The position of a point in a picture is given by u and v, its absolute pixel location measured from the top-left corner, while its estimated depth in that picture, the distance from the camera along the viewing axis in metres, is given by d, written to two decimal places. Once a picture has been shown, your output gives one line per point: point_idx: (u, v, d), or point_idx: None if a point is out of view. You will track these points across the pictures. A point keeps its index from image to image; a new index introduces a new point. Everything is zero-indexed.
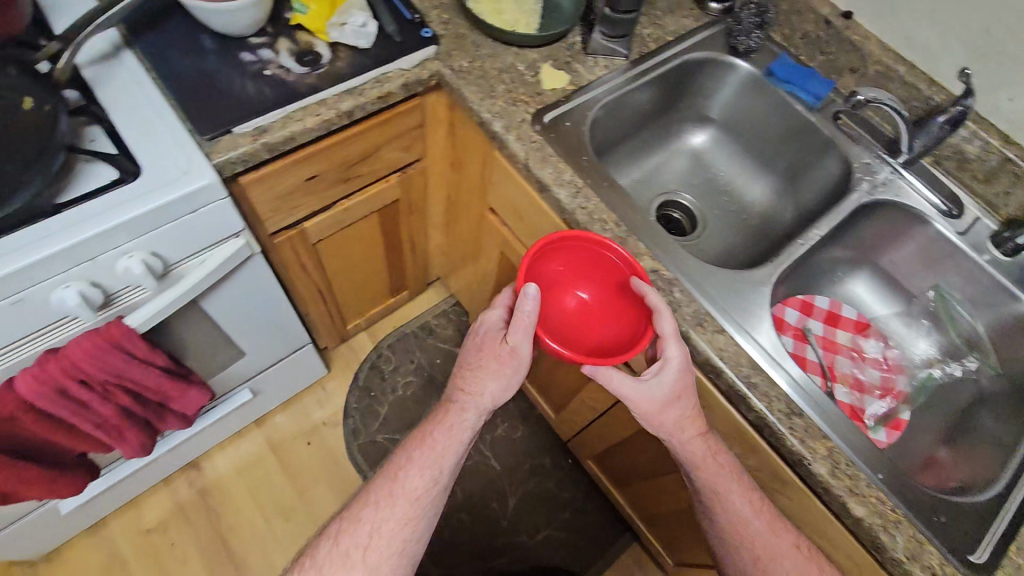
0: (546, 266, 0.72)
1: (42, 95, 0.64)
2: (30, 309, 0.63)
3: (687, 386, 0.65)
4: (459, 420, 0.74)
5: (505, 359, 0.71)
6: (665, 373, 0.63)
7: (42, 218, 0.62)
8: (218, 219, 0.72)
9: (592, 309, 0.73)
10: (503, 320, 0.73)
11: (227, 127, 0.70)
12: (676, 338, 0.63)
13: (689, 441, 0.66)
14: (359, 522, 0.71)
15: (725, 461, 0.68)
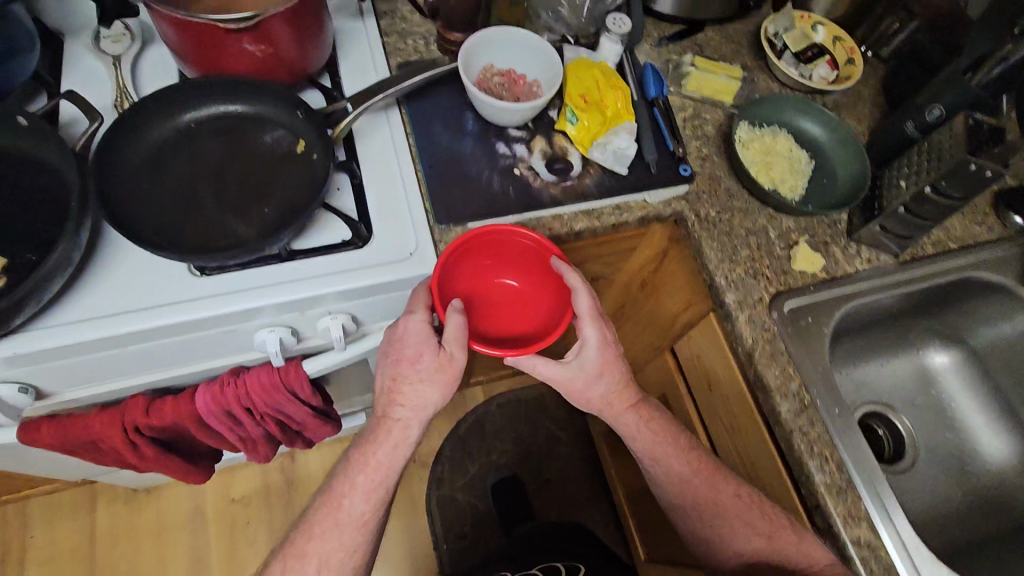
0: (465, 265, 0.68)
1: (316, 143, 0.66)
2: (235, 338, 0.65)
3: (608, 353, 0.66)
4: (402, 437, 0.68)
5: (445, 370, 0.64)
6: (588, 353, 0.65)
7: (277, 262, 0.63)
8: None
9: (526, 295, 0.70)
10: (428, 327, 0.63)
11: (461, 219, 0.68)
12: (592, 305, 0.64)
13: (622, 413, 0.70)
14: (303, 556, 0.68)
15: (655, 423, 0.71)
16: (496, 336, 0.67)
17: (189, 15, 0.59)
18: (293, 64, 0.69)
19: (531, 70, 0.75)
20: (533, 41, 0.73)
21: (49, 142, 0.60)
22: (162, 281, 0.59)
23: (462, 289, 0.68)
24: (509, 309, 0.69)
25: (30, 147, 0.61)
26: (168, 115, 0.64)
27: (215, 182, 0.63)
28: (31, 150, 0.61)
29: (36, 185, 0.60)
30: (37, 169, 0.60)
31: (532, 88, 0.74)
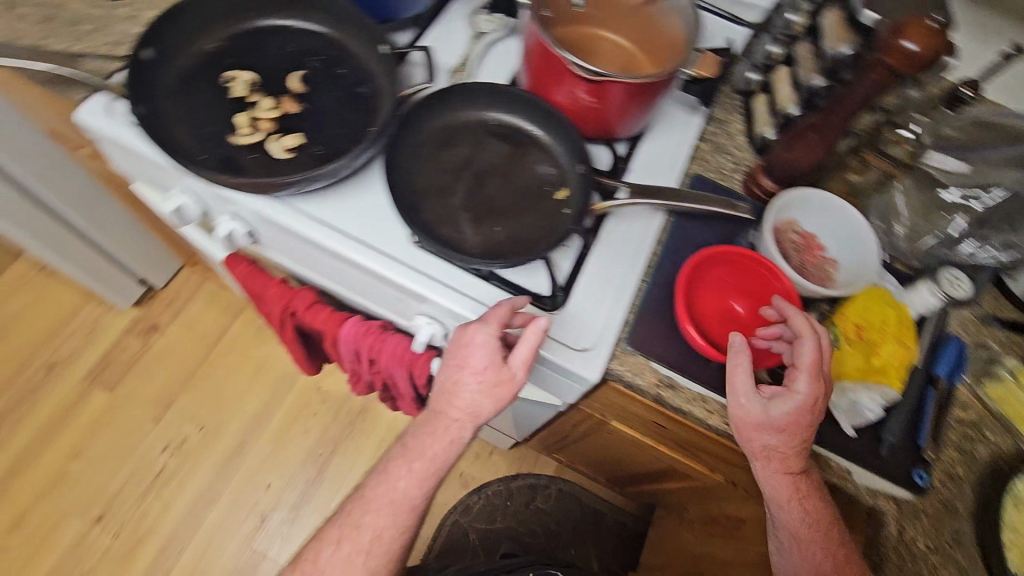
0: (700, 274, 0.63)
1: (575, 202, 0.66)
2: (401, 305, 0.69)
3: (808, 413, 0.55)
4: (452, 431, 0.61)
5: (503, 386, 0.59)
6: (787, 403, 0.55)
7: (474, 275, 0.65)
8: (565, 387, 0.67)
9: (741, 325, 0.63)
10: (497, 340, 0.58)
11: (653, 357, 0.63)
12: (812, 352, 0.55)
13: (775, 477, 0.56)
14: (359, 527, 0.61)
15: (809, 519, 0.57)
16: (711, 347, 0.60)
17: (552, 43, 0.63)
18: (605, 119, 0.69)
19: (833, 248, 0.67)
20: (860, 230, 0.64)
21: (392, 78, 0.68)
22: (386, 232, 0.66)
23: (693, 290, 0.63)
24: (727, 329, 0.62)
25: (377, 74, 0.70)
26: (479, 105, 0.70)
27: (475, 182, 0.67)
28: (377, 76, 0.70)
29: (357, 103, 0.68)
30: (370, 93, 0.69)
31: (825, 266, 0.66)
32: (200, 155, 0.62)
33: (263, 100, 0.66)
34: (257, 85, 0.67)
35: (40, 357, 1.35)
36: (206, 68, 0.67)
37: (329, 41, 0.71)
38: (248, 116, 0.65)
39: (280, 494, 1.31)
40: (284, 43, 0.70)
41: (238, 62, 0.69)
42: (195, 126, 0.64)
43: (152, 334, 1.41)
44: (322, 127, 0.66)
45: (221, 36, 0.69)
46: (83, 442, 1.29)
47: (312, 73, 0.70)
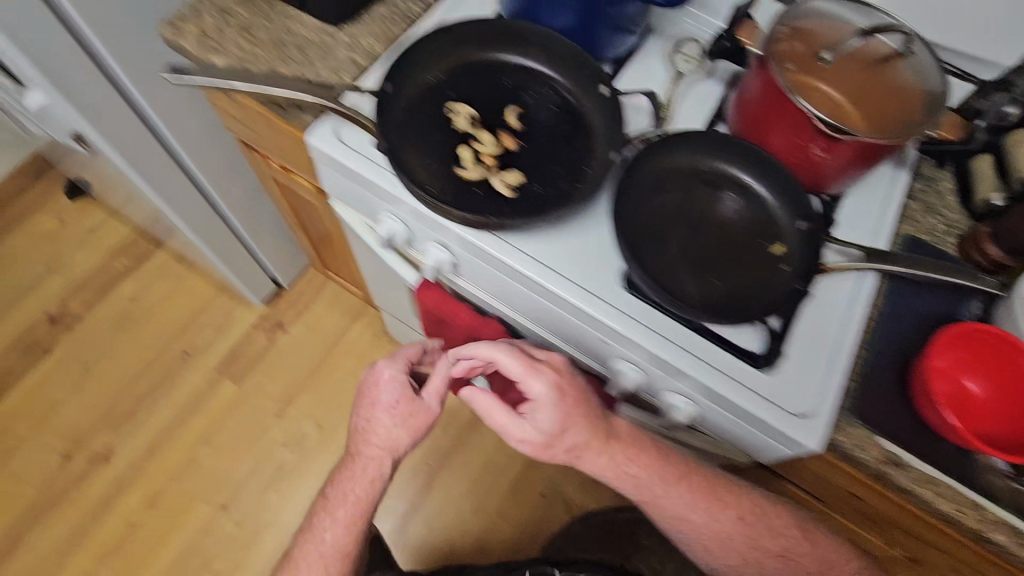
0: (944, 347, 0.60)
1: (796, 261, 0.64)
2: (600, 348, 0.69)
3: (553, 421, 0.65)
4: (366, 470, 0.76)
5: (415, 416, 0.74)
6: (544, 399, 0.64)
7: (687, 325, 0.65)
8: (769, 449, 0.66)
9: (972, 403, 0.60)
10: (402, 380, 0.74)
11: (878, 431, 0.61)
12: (524, 363, 0.65)
13: (597, 459, 0.70)
14: (322, 542, 0.77)
15: (657, 482, 0.72)
16: (950, 433, 0.58)
17: (789, 90, 0.62)
18: (816, 176, 0.67)
19: None
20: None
21: (610, 122, 0.68)
22: (598, 277, 0.67)
23: (935, 364, 0.59)
24: (964, 411, 0.59)
25: (591, 113, 0.69)
26: (691, 153, 0.67)
27: (691, 234, 0.65)
28: (590, 116, 0.69)
29: (571, 142, 0.68)
30: (584, 132, 0.69)
31: None
32: (432, 185, 0.64)
33: (484, 134, 0.67)
34: (478, 120, 0.68)
35: (177, 344, 1.43)
36: (430, 100, 0.69)
37: (544, 78, 0.71)
38: (471, 154, 0.66)
39: (391, 501, 1.35)
40: (500, 76, 0.71)
41: (458, 94, 0.70)
42: (425, 158, 0.65)
43: (277, 330, 1.47)
44: (543, 166, 0.67)
45: (443, 68, 0.70)
46: (213, 430, 1.36)
47: (528, 109, 0.70)
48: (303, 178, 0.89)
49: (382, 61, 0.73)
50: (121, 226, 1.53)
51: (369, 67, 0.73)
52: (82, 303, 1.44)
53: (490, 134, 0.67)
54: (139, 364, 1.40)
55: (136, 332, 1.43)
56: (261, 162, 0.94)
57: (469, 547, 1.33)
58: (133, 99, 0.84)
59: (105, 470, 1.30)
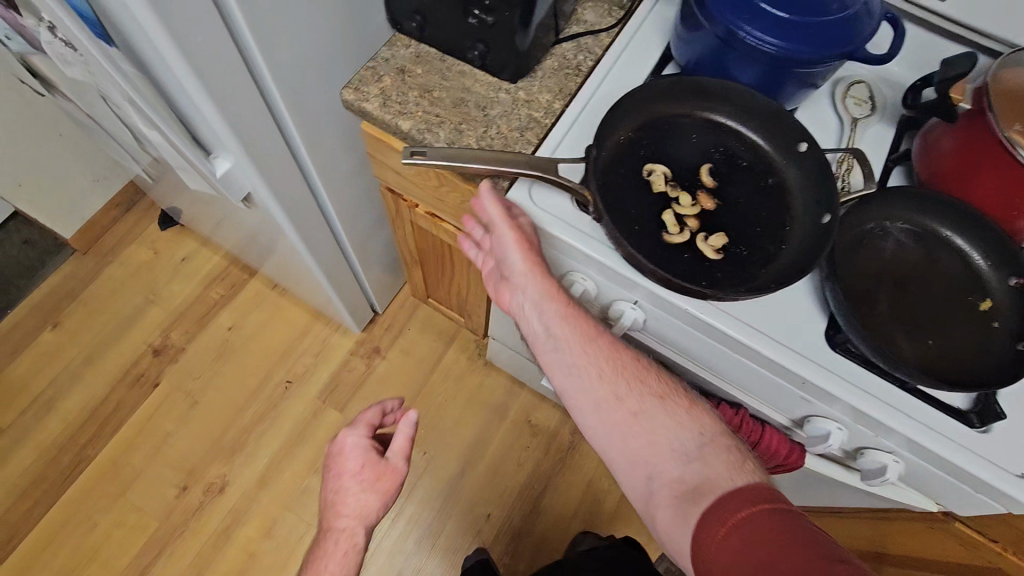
0: None
1: (1009, 318, 0.65)
2: (798, 404, 0.69)
3: (547, 289, 0.67)
4: (339, 539, 0.73)
5: (385, 476, 0.75)
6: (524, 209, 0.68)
7: (896, 385, 0.64)
8: (979, 505, 0.65)
9: None
10: (360, 441, 0.77)
11: None
12: (516, 233, 0.67)
13: (601, 361, 0.67)
14: None
15: (606, 369, 0.66)
16: None
17: (1011, 142, 0.61)
18: (1013, 231, 0.67)
19: None
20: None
21: (810, 181, 0.68)
22: (805, 336, 0.66)
23: None
24: None
25: (789, 171, 0.69)
26: (888, 208, 0.68)
27: (898, 290, 0.66)
28: (787, 174, 0.69)
29: (766, 198, 0.69)
30: (783, 191, 0.69)
31: None
32: (642, 253, 0.64)
33: (683, 195, 0.67)
34: (674, 180, 0.68)
35: (279, 373, 1.44)
36: (625, 159, 0.68)
37: (736, 135, 0.71)
38: (672, 216, 0.66)
39: (497, 525, 1.36)
40: (689, 132, 0.71)
41: (651, 152, 0.70)
42: (632, 222, 0.66)
43: (375, 357, 1.48)
44: (745, 226, 0.67)
45: (634, 125, 0.70)
46: (320, 458, 1.38)
47: (720, 166, 0.70)
48: (454, 225, 0.90)
49: (563, 116, 0.74)
50: (214, 255, 1.54)
51: (551, 124, 0.74)
52: (184, 333, 1.46)
53: (687, 194, 0.67)
54: (243, 393, 1.42)
55: (237, 361, 1.45)
56: (407, 209, 0.94)
57: None
58: (296, 146, 0.82)
59: (219, 501, 1.33)
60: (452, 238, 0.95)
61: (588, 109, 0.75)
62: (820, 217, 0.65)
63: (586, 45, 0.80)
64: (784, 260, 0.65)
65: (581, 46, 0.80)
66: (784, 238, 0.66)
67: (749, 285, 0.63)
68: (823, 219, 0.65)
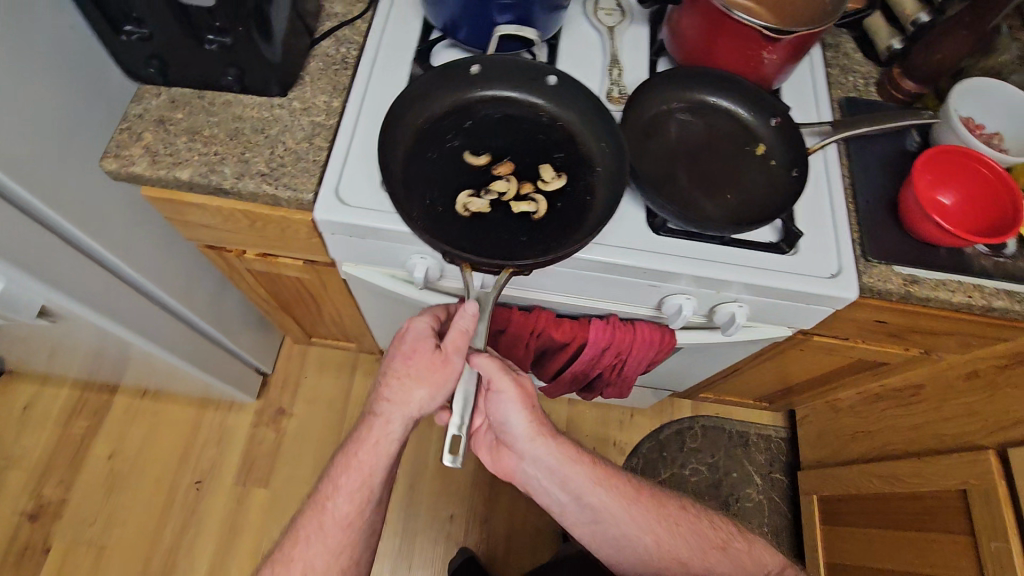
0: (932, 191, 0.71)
1: (779, 152, 0.74)
2: (649, 292, 0.75)
3: (568, 452, 0.77)
4: (382, 430, 0.71)
5: (437, 368, 0.69)
6: (528, 381, 0.73)
7: (715, 242, 0.71)
8: (813, 314, 0.75)
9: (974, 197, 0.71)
10: (427, 329, 0.71)
11: (896, 262, 0.71)
12: (521, 393, 0.72)
13: (644, 519, 0.78)
14: (323, 527, 0.72)
15: (655, 528, 0.77)
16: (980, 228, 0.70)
17: (726, 7, 0.69)
18: (760, 78, 0.76)
19: (990, 122, 0.77)
20: (1019, 102, 0.75)
21: (506, 81, 0.75)
22: (628, 232, 0.71)
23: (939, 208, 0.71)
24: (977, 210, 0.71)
25: (497, 89, 0.75)
26: (655, 97, 0.76)
27: (689, 161, 0.73)
28: (506, 93, 0.75)
29: (547, 132, 0.74)
30: (516, 105, 0.75)
31: (991, 139, 0.76)
32: (554, 243, 0.67)
33: (496, 185, 0.69)
34: (476, 190, 0.70)
35: (185, 476, 1.33)
36: (438, 225, 0.67)
37: (437, 100, 0.73)
38: (514, 203, 0.69)
39: (464, 521, 1.35)
40: (423, 148, 0.71)
41: (439, 200, 0.69)
42: (506, 249, 0.67)
43: (282, 418, 1.40)
44: (523, 145, 0.73)
45: (409, 194, 0.68)
46: (262, 540, 1.29)
47: (471, 150, 0.72)
48: (289, 256, 0.86)
49: (346, 114, 0.73)
50: (61, 388, 1.38)
51: (336, 124, 0.73)
52: (59, 484, 1.30)
53: (499, 179, 0.70)
54: (154, 513, 1.29)
55: (133, 484, 1.31)
56: (236, 258, 0.89)
57: (553, 522, 1.37)
58: (78, 238, 0.74)
59: None
60: (294, 270, 0.91)
61: (367, 99, 0.75)
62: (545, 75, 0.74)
63: (345, 36, 0.80)
64: (590, 137, 0.73)
65: (341, 38, 0.80)
66: (557, 121, 0.75)
67: (597, 172, 0.72)
68: (549, 82, 0.75)
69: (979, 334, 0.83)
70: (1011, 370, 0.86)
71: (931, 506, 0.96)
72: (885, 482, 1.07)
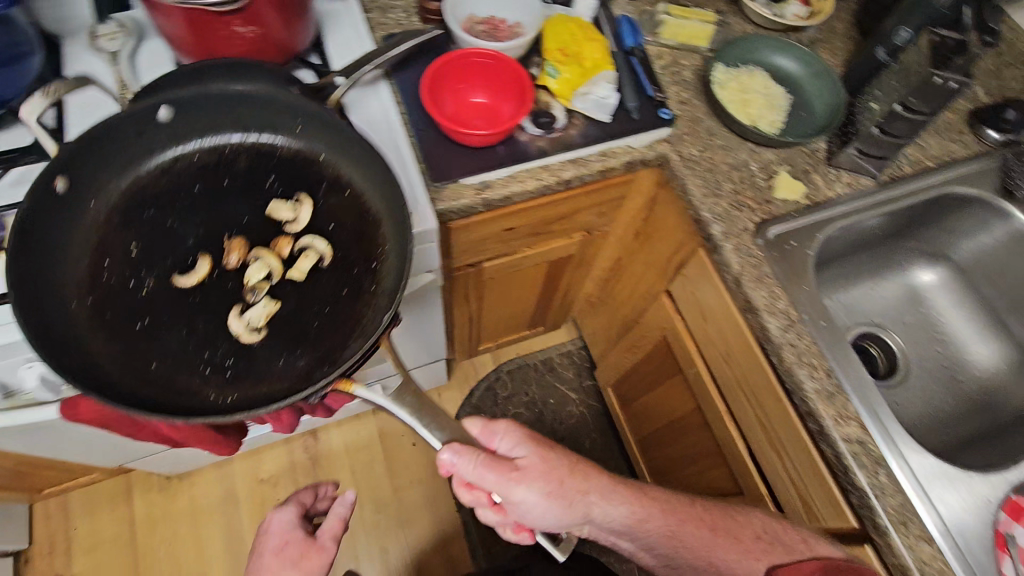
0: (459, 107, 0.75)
1: None
2: None
3: (631, 509, 0.67)
4: None
5: (309, 559, 0.67)
6: (529, 462, 0.63)
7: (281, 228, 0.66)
8: (425, 257, 0.74)
9: (483, 78, 0.75)
10: (291, 518, 0.72)
11: (458, 177, 0.72)
12: (527, 481, 0.62)
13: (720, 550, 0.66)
14: None
15: (734, 557, 0.66)
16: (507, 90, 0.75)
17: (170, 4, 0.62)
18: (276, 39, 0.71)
19: (511, 15, 0.81)
20: None
21: (126, 156, 0.65)
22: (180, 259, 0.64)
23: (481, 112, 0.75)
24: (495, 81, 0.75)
25: (173, 144, 0.67)
26: None
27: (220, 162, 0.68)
28: (183, 146, 0.68)
29: (249, 181, 0.67)
30: (198, 157, 0.68)
31: (512, 28, 0.80)
32: (377, 261, 0.64)
33: (250, 277, 0.63)
34: (243, 305, 0.62)
35: None
36: (250, 374, 0.59)
37: (80, 244, 0.62)
38: (289, 271, 0.64)
39: None
40: (128, 319, 0.60)
41: (219, 357, 0.60)
42: (308, 338, 0.61)
43: None
44: (228, 214, 0.66)
45: (193, 387, 0.58)
46: None
47: (181, 268, 0.63)
48: None
49: None
50: None
51: None
52: None
53: (247, 265, 0.64)
54: None
55: None
56: None
57: (398, 531, 1.33)
58: None
59: None
60: None
61: None
62: (154, 115, 0.64)
63: None
64: (286, 151, 0.69)
65: None
66: (228, 151, 0.68)
67: (337, 165, 0.68)
68: (162, 120, 0.66)
69: (600, 201, 0.88)
70: (649, 218, 0.93)
71: (658, 360, 1.03)
72: (633, 353, 1.14)
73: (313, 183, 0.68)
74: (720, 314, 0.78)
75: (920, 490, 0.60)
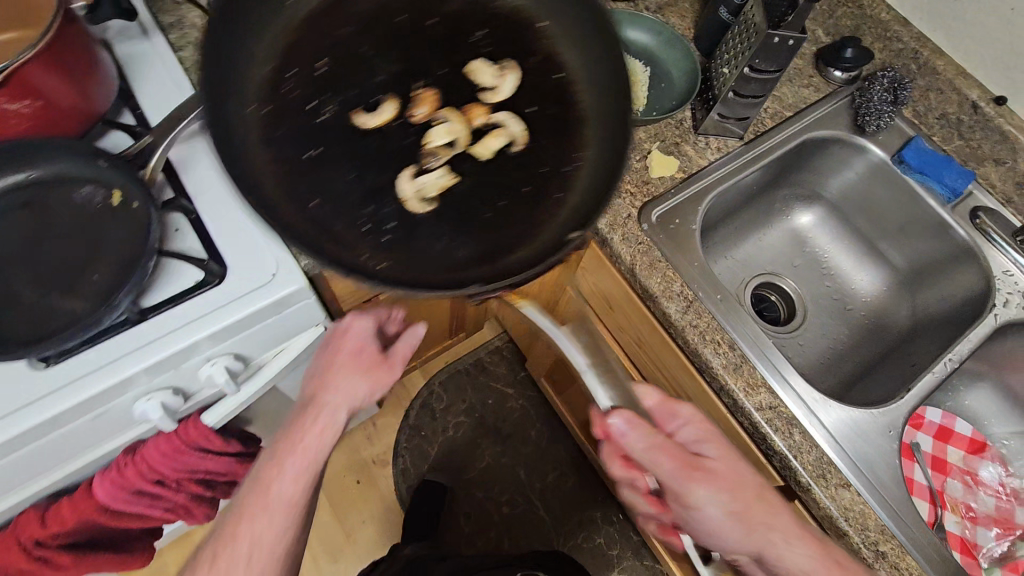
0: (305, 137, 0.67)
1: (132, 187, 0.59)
2: (108, 419, 0.60)
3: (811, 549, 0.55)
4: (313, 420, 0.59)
5: (385, 370, 0.62)
6: (719, 461, 0.58)
7: (126, 326, 0.57)
8: (303, 314, 0.67)
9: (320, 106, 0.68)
10: (373, 330, 0.64)
11: None
12: (708, 478, 0.56)
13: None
14: None
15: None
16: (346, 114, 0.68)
17: None
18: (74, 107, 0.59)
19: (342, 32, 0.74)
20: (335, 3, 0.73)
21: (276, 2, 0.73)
22: (10, 388, 0.54)
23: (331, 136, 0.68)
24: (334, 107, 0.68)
25: None
26: None
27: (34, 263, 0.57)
28: None
29: (443, 48, 0.73)
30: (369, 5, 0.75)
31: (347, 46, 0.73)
32: (573, 166, 0.68)
33: (438, 138, 0.68)
34: (418, 169, 0.66)
35: None
36: (405, 245, 0.63)
37: (243, 126, 0.66)
38: (472, 146, 0.69)
39: None
40: (297, 148, 0.65)
41: (385, 214, 0.64)
42: (471, 237, 0.64)
43: None
44: (451, 93, 0.72)
45: (351, 241, 0.61)
46: None
47: (367, 107, 0.68)
48: None
49: None
50: None
51: None
52: None
53: (431, 122, 0.69)
54: None
55: None
56: None
57: None
58: None
59: None
60: None
61: None
62: None
63: None
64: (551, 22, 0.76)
65: None
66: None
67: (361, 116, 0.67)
68: None
69: None
70: None
71: None
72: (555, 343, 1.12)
73: (526, 53, 0.76)
74: (624, 302, 0.77)
75: (829, 439, 0.64)
